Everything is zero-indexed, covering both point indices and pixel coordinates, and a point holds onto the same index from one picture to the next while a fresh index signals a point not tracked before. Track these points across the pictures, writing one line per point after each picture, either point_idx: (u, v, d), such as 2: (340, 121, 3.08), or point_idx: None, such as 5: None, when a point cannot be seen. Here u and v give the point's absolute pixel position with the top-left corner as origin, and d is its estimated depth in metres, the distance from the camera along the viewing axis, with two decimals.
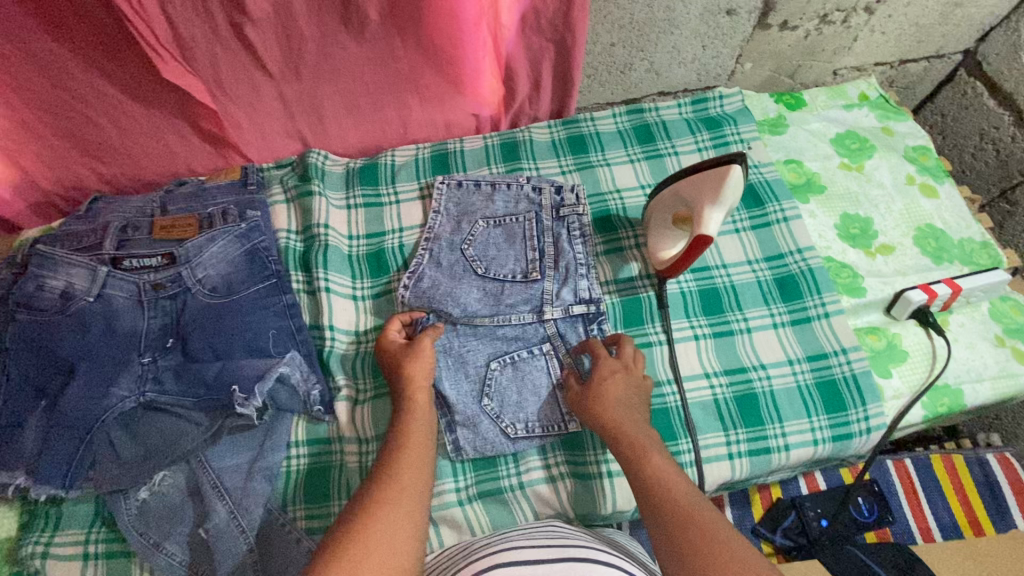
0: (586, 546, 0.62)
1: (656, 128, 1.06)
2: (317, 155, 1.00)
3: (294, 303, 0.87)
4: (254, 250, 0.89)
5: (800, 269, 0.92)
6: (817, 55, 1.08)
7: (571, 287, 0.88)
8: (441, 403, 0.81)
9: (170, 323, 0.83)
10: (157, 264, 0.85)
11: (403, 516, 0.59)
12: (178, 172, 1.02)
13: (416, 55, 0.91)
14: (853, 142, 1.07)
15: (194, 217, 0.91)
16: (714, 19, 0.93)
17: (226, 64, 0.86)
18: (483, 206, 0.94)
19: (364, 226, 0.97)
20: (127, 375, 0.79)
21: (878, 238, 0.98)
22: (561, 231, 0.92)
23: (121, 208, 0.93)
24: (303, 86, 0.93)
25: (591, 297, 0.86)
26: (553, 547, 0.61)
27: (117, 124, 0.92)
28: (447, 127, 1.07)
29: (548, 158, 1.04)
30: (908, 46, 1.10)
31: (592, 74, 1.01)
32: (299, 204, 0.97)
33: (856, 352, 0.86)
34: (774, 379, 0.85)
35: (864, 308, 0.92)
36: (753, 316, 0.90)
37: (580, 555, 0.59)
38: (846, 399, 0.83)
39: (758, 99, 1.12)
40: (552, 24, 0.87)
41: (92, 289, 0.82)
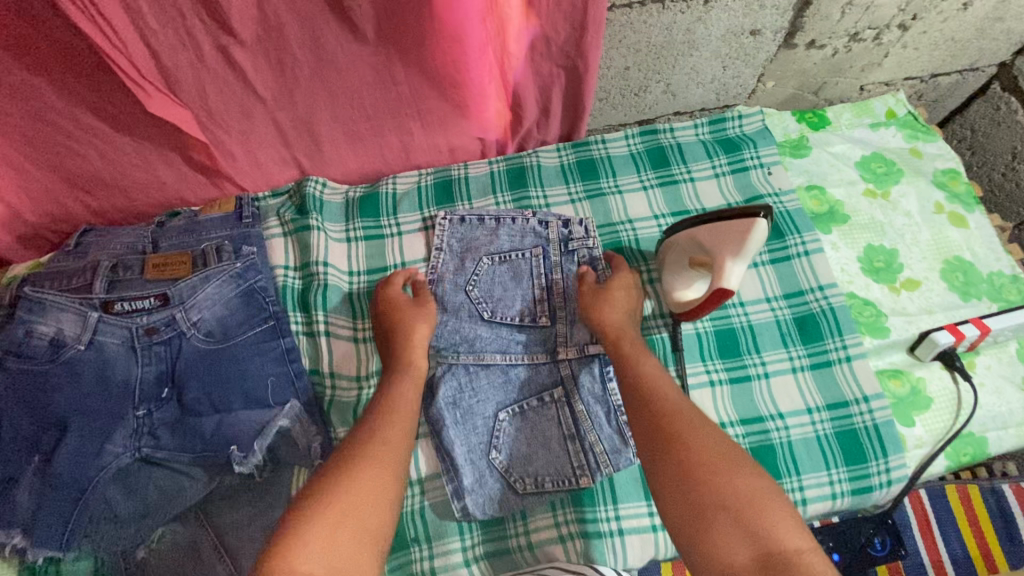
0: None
1: (671, 152, 1.01)
2: (315, 184, 0.96)
3: (294, 346, 0.84)
4: (250, 290, 0.85)
5: (820, 308, 0.88)
6: (844, 72, 1.01)
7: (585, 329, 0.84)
8: (448, 463, 0.79)
9: (165, 372, 0.80)
10: (150, 306, 0.82)
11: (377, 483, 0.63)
12: (169, 203, 0.97)
13: (418, 78, 0.86)
14: (879, 166, 1.02)
15: (186, 253, 0.87)
16: (737, 40, 0.87)
17: (216, 92, 0.81)
18: (486, 242, 0.91)
19: (365, 260, 0.93)
20: (122, 429, 0.76)
21: (903, 272, 0.94)
22: (568, 269, 0.89)
23: (112, 244, 0.89)
24: (298, 111, 0.87)
25: None
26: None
27: (104, 156, 0.87)
28: (451, 151, 1.01)
29: (557, 184, 0.99)
30: (941, 60, 1.03)
31: (605, 97, 0.94)
32: (296, 238, 0.92)
33: (878, 400, 0.82)
34: (792, 429, 0.81)
35: (887, 348, 0.88)
36: (771, 359, 0.86)
37: None
38: (867, 450, 0.80)
39: (779, 118, 1.05)
40: (564, 50, 0.81)
41: (83, 336, 0.79)
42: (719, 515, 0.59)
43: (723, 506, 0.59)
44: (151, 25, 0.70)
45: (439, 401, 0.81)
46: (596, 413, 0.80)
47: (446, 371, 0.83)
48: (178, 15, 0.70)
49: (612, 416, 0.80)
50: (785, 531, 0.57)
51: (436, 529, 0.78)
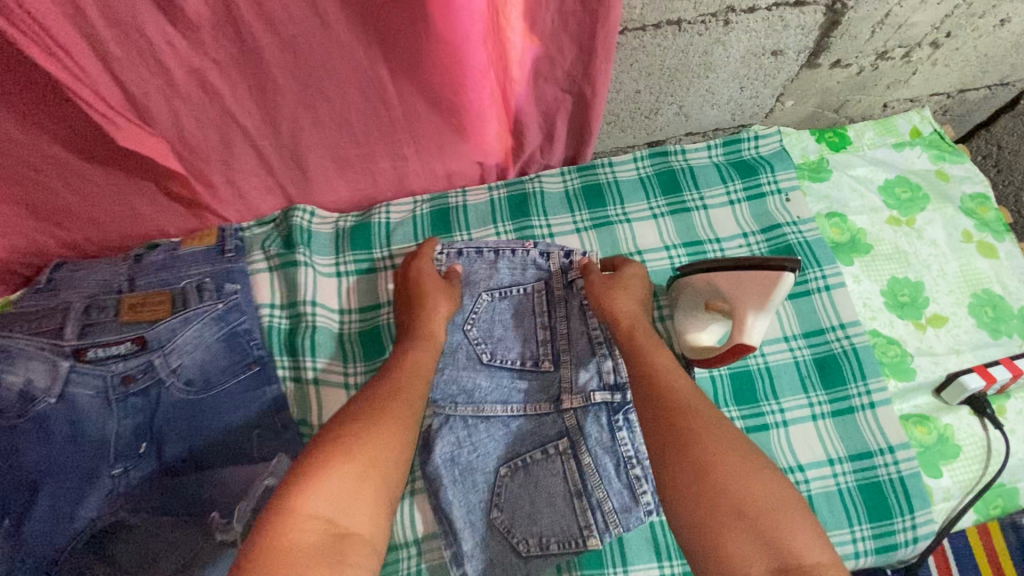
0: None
1: (682, 176, 0.95)
2: (303, 214, 0.90)
3: (280, 395, 0.78)
4: (233, 333, 0.80)
5: (843, 349, 0.83)
6: (868, 89, 0.94)
7: (591, 372, 0.77)
8: (446, 526, 0.74)
9: (143, 425, 0.75)
10: (126, 351, 0.77)
11: (394, 439, 0.62)
12: (148, 235, 0.90)
13: (412, 103, 0.79)
14: (903, 191, 0.96)
15: (166, 292, 0.82)
16: (757, 61, 0.80)
17: (192, 121, 0.74)
18: (485, 276, 0.86)
19: (356, 297, 0.87)
20: (97, 491, 0.71)
21: (929, 307, 0.88)
22: (574, 305, 0.82)
23: (86, 281, 0.83)
24: (283, 139, 0.81)
25: (614, 384, 0.76)
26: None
27: (73, 188, 0.80)
28: (448, 177, 0.94)
29: (561, 212, 0.93)
30: (971, 76, 0.96)
31: (613, 120, 0.88)
32: (283, 274, 0.87)
33: (903, 451, 0.78)
34: (813, 483, 0.77)
35: (912, 391, 0.83)
36: (790, 405, 0.81)
37: None
38: (892, 505, 0.75)
39: (797, 137, 0.99)
40: (570, 75, 0.75)
41: (54, 389, 0.74)
42: (732, 520, 0.55)
43: (740, 513, 0.55)
44: (115, 53, 0.63)
45: (436, 458, 0.77)
46: (604, 466, 0.75)
47: (443, 424, 0.78)
48: (145, 42, 0.63)
49: (621, 470, 0.74)
50: (804, 546, 0.53)
51: None
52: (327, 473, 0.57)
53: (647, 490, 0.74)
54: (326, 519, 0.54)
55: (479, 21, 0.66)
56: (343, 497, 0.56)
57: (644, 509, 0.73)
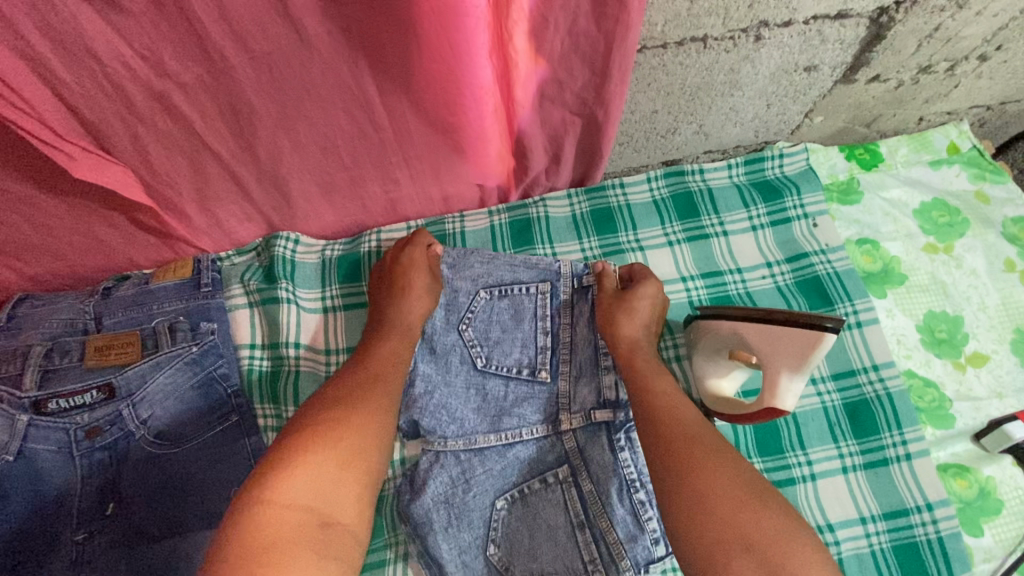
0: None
1: (700, 199, 0.87)
2: (285, 242, 0.83)
3: (261, 448, 0.72)
4: (209, 380, 0.73)
5: (876, 394, 0.76)
6: (905, 103, 0.86)
7: (592, 387, 0.72)
8: (435, 569, 0.69)
9: (109, 483, 0.68)
10: (92, 400, 0.70)
11: (372, 431, 0.59)
12: (118, 266, 0.83)
13: (404, 124, 0.71)
14: (940, 215, 0.88)
15: (135, 333, 0.75)
16: (788, 77, 0.72)
17: (157, 148, 0.67)
18: (483, 272, 0.80)
19: (345, 335, 0.80)
20: (58, 559, 0.64)
21: (968, 344, 0.81)
22: (579, 311, 0.77)
23: (46, 320, 0.76)
24: (262, 164, 0.73)
25: (615, 402, 0.71)
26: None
27: (30, 221, 0.72)
28: (445, 200, 0.86)
29: (568, 239, 0.85)
30: (1016, 88, 0.88)
31: (627, 141, 0.80)
32: (263, 310, 0.79)
33: (943, 509, 0.71)
34: (843, 544, 0.70)
35: (950, 439, 0.76)
36: (818, 456, 0.74)
37: None
38: (931, 570, 0.69)
39: (825, 155, 0.91)
40: (580, 96, 0.67)
41: (11, 446, 0.67)
42: (739, 555, 0.49)
43: (745, 546, 0.49)
44: (62, 78, 0.56)
45: (427, 499, 0.71)
46: (608, 490, 0.69)
47: (433, 463, 0.73)
48: (96, 64, 0.55)
49: (625, 496, 0.68)
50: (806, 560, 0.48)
51: None
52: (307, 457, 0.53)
53: (651, 515, 0.68)
54: (305, 509, 0.51)
55: (480, 35, 0.57)
56: (322, 486, 0.52)
57: (651, 539, 0.67)
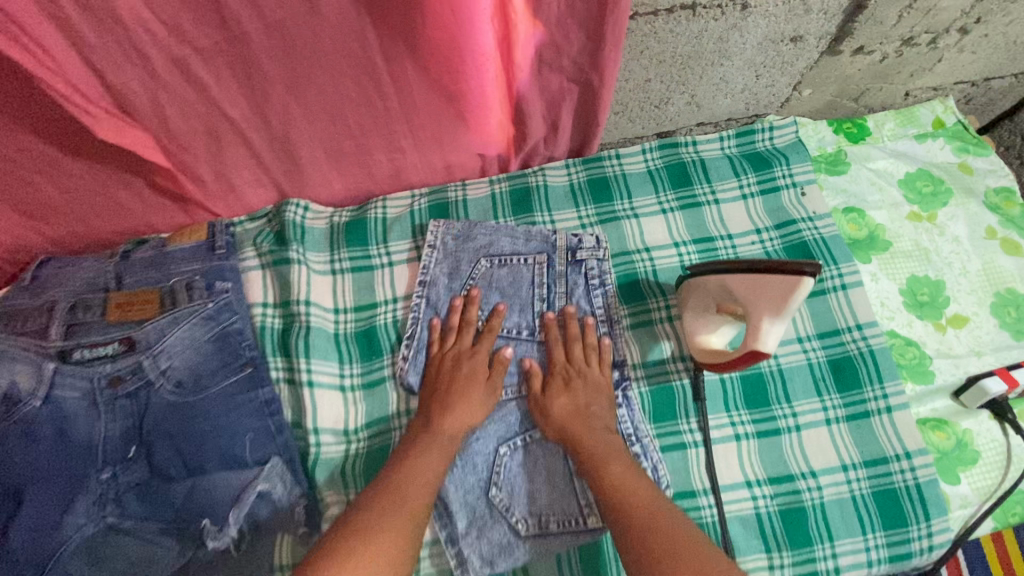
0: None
1: (693, 169, 0.90)
2: (296, 208, 0.87)
3: (274, 398, 0.76)
4: (224, 334, 0.77)
5: (858, 351, 0.80)
6: (891, 77, 0.89)
7: None
8: (440, 508, 0.70)
9: (132, 427, 0.72)
10: (114, 352, 0.75)
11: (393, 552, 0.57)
12: (136, 230, 0.87)
13: (409, 92, 0.75)
14: (925, 185, 0.91)
15: (154, 291, 0.79)
16: (775, 47, 0.76)
17: (175, 112, 0.70)
18: (486, 240, 0.83)
19: (352, 296, 0.84)
20: (84, 497, 0.68)
21: (949, 307, 0.85)
22: (575, 280, 0.82)
23: (72, 279, 0.81)
24: (273, 129, 0.77)
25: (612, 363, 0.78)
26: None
27: (56, 183, 0.77)
28: (448, 170, 0.90)
29: (566, 207, 0.88)
30: (997, 64, 0.91)
31: (621, 110, 0.84)
32: (275, 271, 0.83)
33: (921, 457, 0.75)
34: (826, 490, 0.74)
35: (929, 395, 0.80)
36: (803, 409, 0.78)
37: None
38: (908, 513, 0.73)
39: (813, 129, 0.95)
40: (576, 62, 0.70)
41: (39, 391, 0.71)
42: None
43: None
44: (90, 41, 0.59)
45: None
46: None
47: None
48: (121, 27, 0.59)
49: None
50: None
51: None
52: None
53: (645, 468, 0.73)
54: None
55: None
56: None
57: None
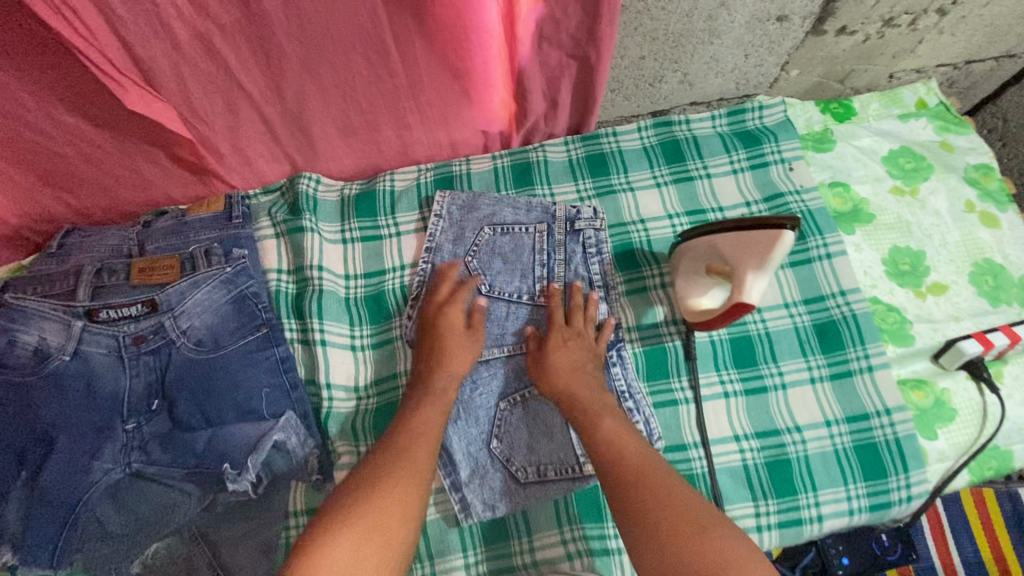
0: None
1: (686, 145, 0.95)
2: (308, 181, 0.91)
3: (288, 356, 0.80)
4: (242, 296, 0.81)
5: (842, 315, 0.84)
6: (874, 59, 0.94)
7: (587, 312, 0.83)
8: (445, 457, 0.75)
9: (154, 383, 0.77)
10: (137, 313, 0.78)
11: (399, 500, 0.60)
12: (156, 201, 0.92)
13: (416, 68, 0.79)
14: (907, 161, 0.96)
15: (175, 257, 0.83)
16: (762, 26, 0.80)
17: (197, 86, 0.75)
18: (489, 211, 0.88)
19: (362, 263, 0.88)
20: (112, 445, 0.73)
21: (929, 276, 0.89)
22: (573, 248, 0.86)
23: (97, 246, 0.85)
24: (288, 104, 0.81)
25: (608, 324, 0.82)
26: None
27: (83, 154, 0.81)
28: (452, 146, 0.95)
29: (565, 181, 0.93)
30: (978, 46, 0.96)
31: (617, 88, 0.88)
32: (289, 239, 0.88)
33: (900, 413, 0.79)
34: (809, 443, 0.78)
35: (910, 357, 0.84)
36: (789, 369, 0.82)
37: None
38: (887, 465, 0.77)
39: (802, 109, 0.99)
40: (574, 38, 0.75)
41: (68, 347, 0.76)
42: None
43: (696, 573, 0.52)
44: (120, 16, 0.64)
45: None
46: None
47: None
48: (150, 2, 0.63)
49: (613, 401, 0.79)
50: None
51: (438, 545, 0.73)
52: (361, 527, 0.56)
53: (638, 421, 0.78)
54: None
55: None
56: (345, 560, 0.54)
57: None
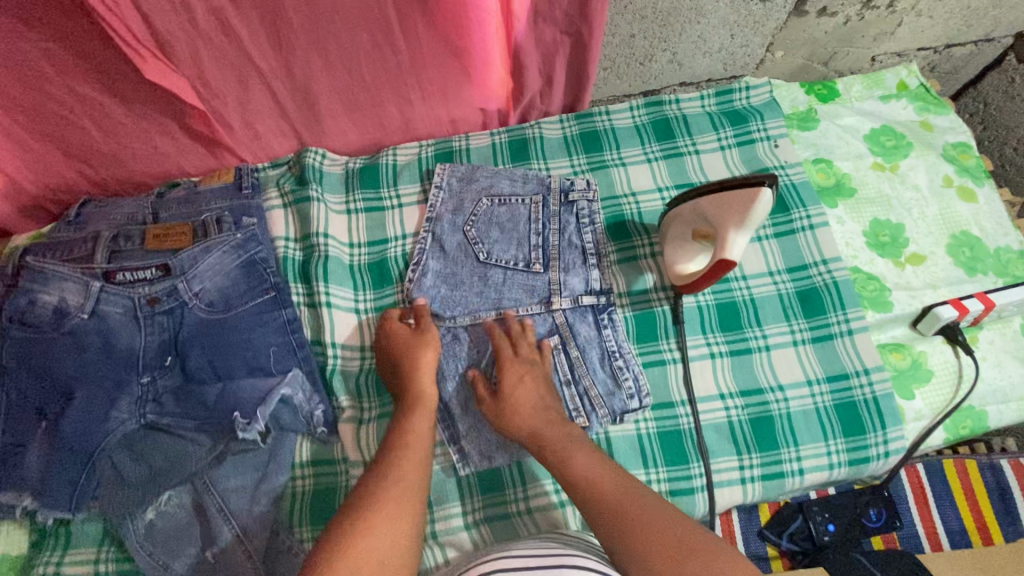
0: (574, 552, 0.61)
1: (676, 124, 0.99)
2: (315, 154, 0.96)
3: (295, 318, 0.84)
4: (251, 261, 0.86)
5: (824, 282, 0.88)
6: (855, 42, 0.98)
7: (581, 277, 0.86)
8: (444, 410, 0.80)
9: (168, 340, 0.81)
10: (152, 276, 0.82)
11: (390, 531, 0.59)
12: (169, 173, 0.96)
13: (418, 45, 0.83)
14: (888, 139, 1.00)
15: (187, 223, 0.87)
16: (746, 7, 0.85)
17: (210, 61, 0.79)
18: (487, 183, 0.92)
19: (365, 232, 0.93)
20: (127, 397, 0.77)
21: (909, 247, 0.93)
22: (568, 218, 0.90)
23: (113, 213, 0.89)
24: (297, 81, 0.85)
25: (599, 289, 0.85)
26: (547, 557, 0.59)
27: (101, 126, 0.86)
28: (452, 123, 1.00)
29: (560, 156, 0.97)
30: (956, 30, 1.00)
31: (609, 66, 0.93)
32: (296, 209, 0.92)
33: (878, 373, 0.83)
34: (792, 401, 0.82)
35: (889, 323, 0.88)
36: (773, 332, 0.86)
37: (563, 561, 0.58)
38: (865, 422, 0.81)
39: (787, 90, 1.03)
40: (567, 15, 0.79)
41: (86, 306, 0.80)
42: None
43: None
44: None
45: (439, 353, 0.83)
46: (590, 356, 0.83)
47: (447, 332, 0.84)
48: None
49: (605, 361, 0.83)
50: None
51: (437, 493, 0.78)
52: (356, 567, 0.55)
53: (629, 378, 0.82)
54: None
55: None
56: None
57: (627, 393, 0.81)
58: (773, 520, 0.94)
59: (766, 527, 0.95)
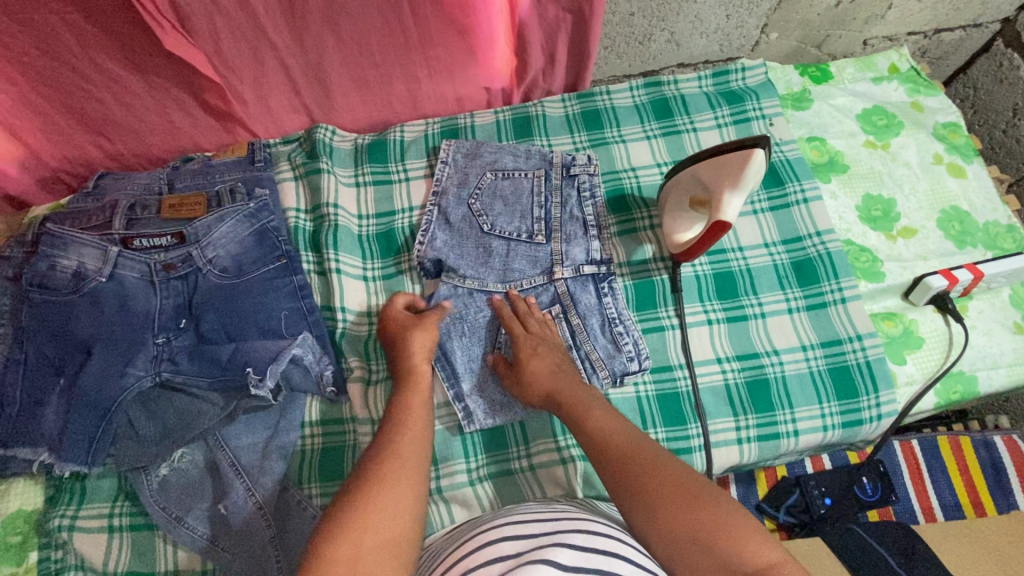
0: (587, 517, 0.60)
1: (674, 103, 1.02)
2: (325, 130, 0.99)
3: (306, 284, 0.87)
4: (263, 230, 0.88)
5: (818, 252, 0.90)
6: (847, 24, 1.02)
7: (582, 247, 0.89)
8: (448, 370, 0.83)
9: (183, 304, 0.83)
10: (168, 243, 0.84)
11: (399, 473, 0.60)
12: (184, 148, 1.00)
13: (427, 22, 0.86)
14: (879, 118, 1.03)
15: (201, 195, 0.90)
16: None
17: (228, 36, 0.81)
18: (492, 158, 0.95)
19: (373, 205, 0.96)
20: (143, 355, 0.80)
21: (900, 221, 0.96)
22: (569, 191, 0.92)
23: (129, 184, 0.92)
24: (309, 57, 0.88)
25: (600, 259, 0.88)
26: (556, 521, 0.59)
27: (120, 99, 0.89)
28: (458, 101, 1.03)
29: (562, 133, 1.00)
30: (945, 14, 1.04)
31: (610, 45, 0.97)
32: (306, 181, 0.96)
33: (871, 338, 0.85)
34: (786, 364, 0.85)
35: (881, 293, 0.91)
36: (768, 300, 0.89)
37: (585, 527, 0.57)
38: (859, 386, 0.83)
39: (782, 71, 1.07)
40: None
41: (105, 270, 0.82)
42: (691, 549, 0.54)
43: (697, 541, 0.54)
44: None
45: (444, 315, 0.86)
46: (591, 323, 0.85)
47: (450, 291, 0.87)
48: None
49: (605, 328, 0.85)
50: (753, 546, 0.52)
51: (442, 452, 0.81)
52: (369, 503, 0.56)
53: (628, 343, 0.84)
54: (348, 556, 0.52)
55: None
56: (359, 538, 0.53)
57: (627, 357, 0.84)
58: (770, 494, 0.95)
59: (763, 500, 0.95)
